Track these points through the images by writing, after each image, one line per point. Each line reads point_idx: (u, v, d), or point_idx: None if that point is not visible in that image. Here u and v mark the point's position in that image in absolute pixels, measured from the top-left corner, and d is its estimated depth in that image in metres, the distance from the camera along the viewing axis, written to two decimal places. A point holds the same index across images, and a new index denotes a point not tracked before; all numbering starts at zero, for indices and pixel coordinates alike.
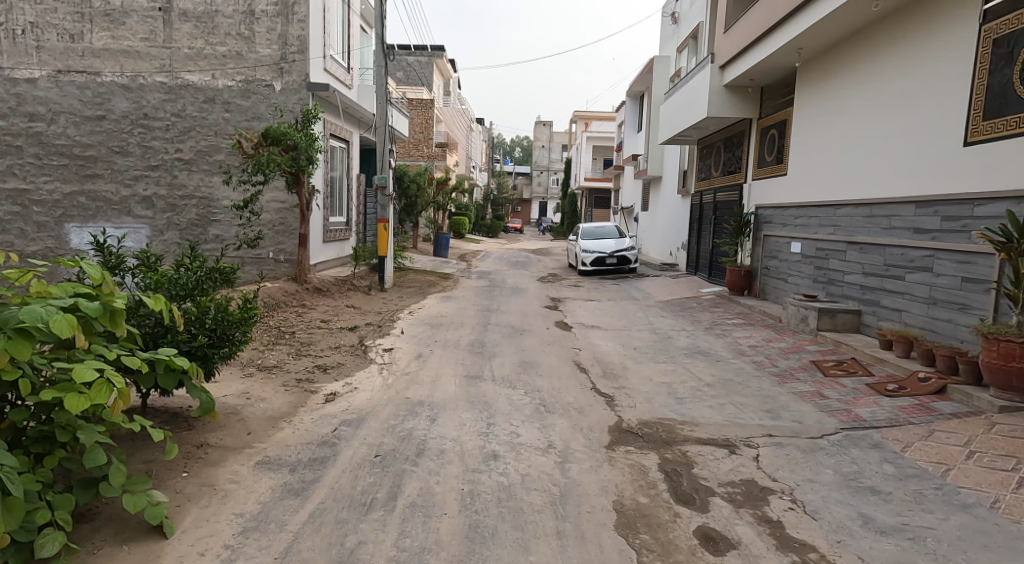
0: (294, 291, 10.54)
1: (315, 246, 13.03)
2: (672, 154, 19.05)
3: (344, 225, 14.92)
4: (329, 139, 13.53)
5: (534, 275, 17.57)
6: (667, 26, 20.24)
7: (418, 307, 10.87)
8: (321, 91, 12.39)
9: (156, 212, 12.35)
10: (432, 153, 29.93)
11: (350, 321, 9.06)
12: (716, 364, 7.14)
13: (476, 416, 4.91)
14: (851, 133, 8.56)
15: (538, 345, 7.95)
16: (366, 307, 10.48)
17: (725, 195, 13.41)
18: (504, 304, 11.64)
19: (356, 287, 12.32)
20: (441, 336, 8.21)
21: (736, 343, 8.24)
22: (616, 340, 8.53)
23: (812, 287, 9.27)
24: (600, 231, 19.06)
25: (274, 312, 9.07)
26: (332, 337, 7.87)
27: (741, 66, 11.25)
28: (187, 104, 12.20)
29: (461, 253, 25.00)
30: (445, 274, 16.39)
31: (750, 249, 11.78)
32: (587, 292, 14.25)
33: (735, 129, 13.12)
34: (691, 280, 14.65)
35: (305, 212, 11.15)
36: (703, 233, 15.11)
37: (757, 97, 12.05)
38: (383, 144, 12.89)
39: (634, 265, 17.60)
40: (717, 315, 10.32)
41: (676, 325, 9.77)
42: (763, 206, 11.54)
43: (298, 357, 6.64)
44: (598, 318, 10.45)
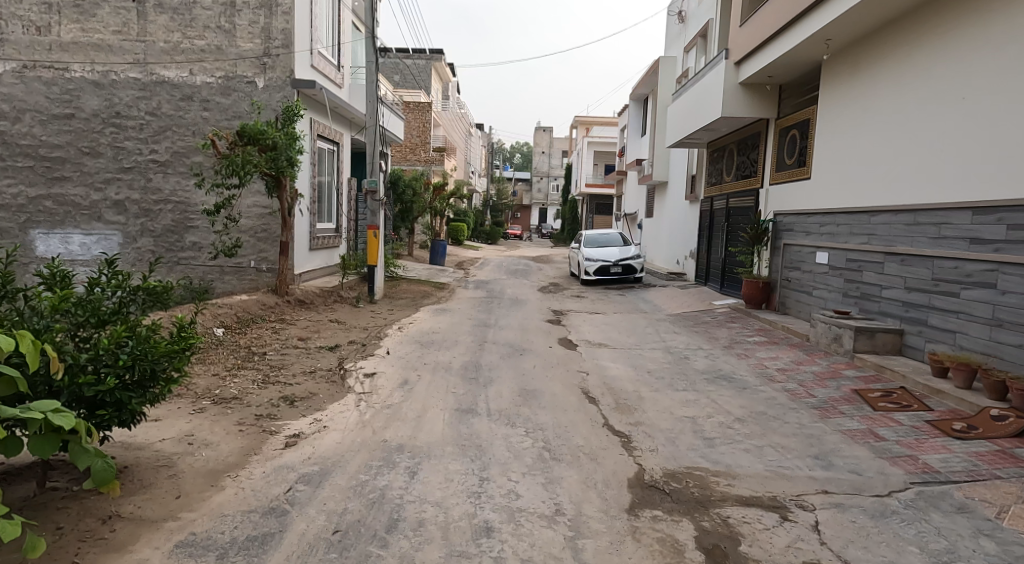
0: (273, 304, 9.70)
1: (300, 254, 12.17)
2: (678, 157, 18.21)
3: (332, 231, 14.07)
4: (316, 140, 12.71)
5: (535, 285, 16.70)
6: (673, 26, 19.47)
7: (409, 321, 10.01)
8: (306, 89, 11.56)
9: (128, 217, 11.49)
10: (430, 157, 29.08)
11: (330, 339, 8.19)
12: (743, 392, 6.27)
13: (467, 468, 4.03)
14: (886, 132, 7.74)
15: (540, 368, 7.07)
16: (350, 322, 9.62)
17: (739, 201, 12.57)
18: (503, 318, 10.78)
19: (342, 299, 11.47)
20: (431, 357, 7.33)
21: (762, 365, 7.37)
22: (627, 361, 7.66)
23: (842, 301, 8.43)
24: (603, 238, 18.20)
25: (247, 329, 8.20)
26: (307, 359, 6.99)
27: (759, 62, 10.40)
28: (163, 102, 11.37)
29: (458, 260, 24.12)
30: (441, 283, 15.52)
31: (768, 259, 10.93)
32: (589, 304, 13.40)
33: (750, 130, 12.28)
34: (702, 291, 13.78)
35: (287, 218, 10.30)
36: (714, 241, 14.25)
37: (775, 96, 11.21)
38: (373, 146, 12.04)
39: (640, 274, 16.65)
40: (735, 331, 9.45)
41: (690, 343, 8.91)
42: (782, 212, 10.70)
43: (264, 387, 5.76)
44: (605, 335, 9.57)
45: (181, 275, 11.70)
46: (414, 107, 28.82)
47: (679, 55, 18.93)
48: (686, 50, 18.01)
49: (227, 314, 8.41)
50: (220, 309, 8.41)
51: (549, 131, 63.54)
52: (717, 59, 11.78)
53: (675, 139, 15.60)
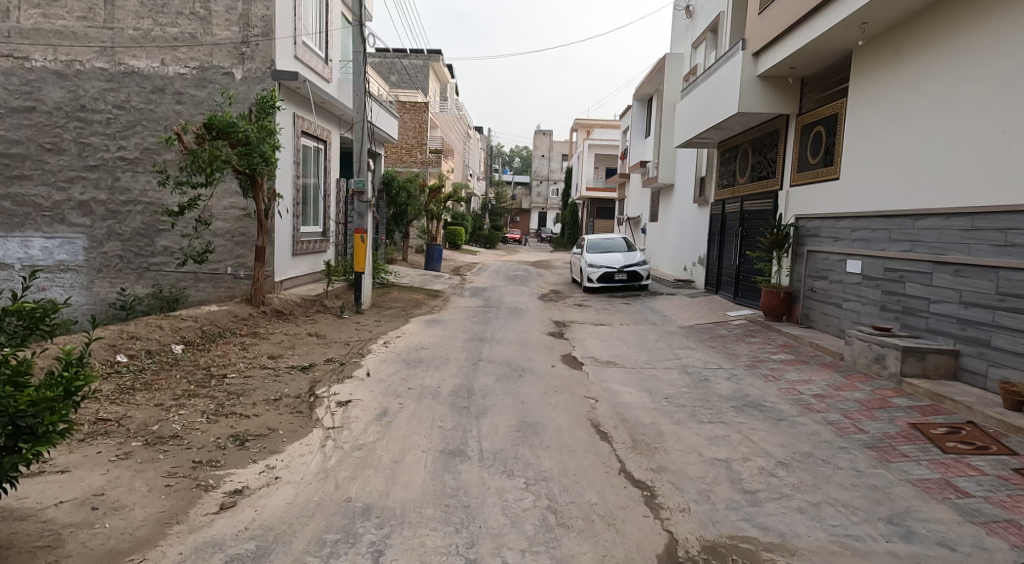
0: (246, 316, 8.80)
1: (282, 260, 11.28)
2: (686, 158, 17.35)
3: (319, 235, 13.19)
4: (299, 137, 11.83)
5: (535, 293, 15.81)
6: (680, 21, 18.64)
7: (397, 335, 9.10)
8: (288, 81, 10.69)
9: (94, 219, 10.58)
10: (426, 159, 28.18)
11: (305, 357, 7.26)
12: (779, 424, 5.37)
13: (449, 543, 3.13)
14: (934, 128, 6.86)
15: (541, 393, 6.18)
16: (330, 336, 8.71)
17: (756, 204, 11.70)
18: (500, 331, 9.87)
19: (325, 310, 10.55)
20: (417, 380, 6.43)
21: (794, 390, 6.45)
22: (639, 383, 6.75)
23: (880, 316, 7.54)
24: (606, 243, 17.30)
25: (212, 347, 7.27)
26: (275, 382, 6.06)
27: (780, 52, 9.54)
28: (132, 94, 10.49)
29: (455, 266, 23.22)
30: (435, 291, 14.62)
31: (789, 267, 10.06)
32: (593, 314, 12.49)
33: (767, 128, 11.41)
34: (714, 300, 12.90)
35: (263, 220, 9.40)
36: (727, 247, 13.36)
37: (796, 90, 10.33)
38: (360, 142, 11.15)
39: (646, 281, 15.77)
40: (757, 348, 8.55)
41: (708, 361, 8.00)
42: (805, 216, 9.83)
43: (216, 421, 4.83)
44: (613, 350, 8.66)
45: (151, 282, 10.79)
46: (410, 107, 27.95)
47: (686, 52, 18.10)
48: (694, 45, 17.17)
49: (190, 329, 7.47)
50: (182, 322, 7.52)
51: (549, 134, 62.75)
52: (733, 50, 10.91)
53: (684, 138, 14.73)
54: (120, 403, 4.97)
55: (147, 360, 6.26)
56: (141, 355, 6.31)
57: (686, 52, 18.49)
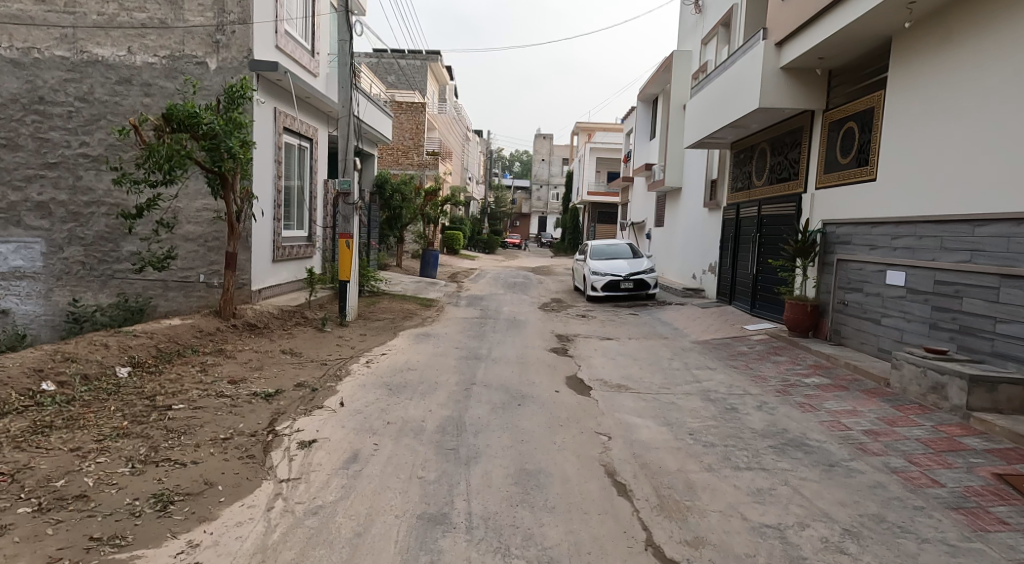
0: (212, 330, 7.86)
1: (260, 267, 10.36)
2: (695, 160, 16.44)
3: (303, 241, 12.26)
4: (280, 134, 10.91)
5: (535, 302, 14.88)
6: (689, 17, 17.80)
7: (382, 353, 8.16)
8: (267, 72, 9.81)
9: (54, 222, 9.65)
10: (423, 161, 27.26)
11: (272, 382, 6.30)
12: (831, 473, 4.45)
13: None
14: (1000, 121, 5.95)
15: (544, 428, 5.25)
16: (307, 353, 7.79)
17: (776, 209, 10.80)
18: (497, 347, 8.95)
19: (304, 322, 9.61)
20: (399, 411, 5.52)
21: (839, 424, 5.52)
22: (657, 415, 5.83)
23: (930, 335, 6.64)
24: (610, 250, 16.38)
25: (166, 369, 6.32)
26: (229, 415, 5.12)
27: (808, 40, 8.63)
28: (96, 85, 9.58)
29: (452, 272, 22.26)
30: (429, 300, 13.71)
31: (816, 278, 9.15)
32: (599, 326, 11.55)
33: (789, 126, 10.52)
34: (728, 312, 11.98)
35: (234, 224, 8.46)
36: (742, 255, 12.44)
37: (823, 82, 9.42)
38: (345, 139, 10.23)
39: (653, 290, 14.86)
40: (784, 369, 7.62)
41: (731, 385, 7.08)
42: (834, 221, 8.92)
43: (141, 473, 3.88)
44: (623, 371, 7.72)
45: (116, 290, 9.87)
46: (406, 107, 27.12)
47: (695, 49, 17.25)
48: (704, 42, 16.32)
49: (141, 347, 6.52)
50: (133, 340, 6.57)
51: (549, 138, 61.98)
52: (752, 41, 9.97)
53: (695, 138, 13.83)
54: (24, 449, 4.02)
55: (81, 388, 5.32)
56: (74, 382, 5.36)
57: (694, 49, 17.63)
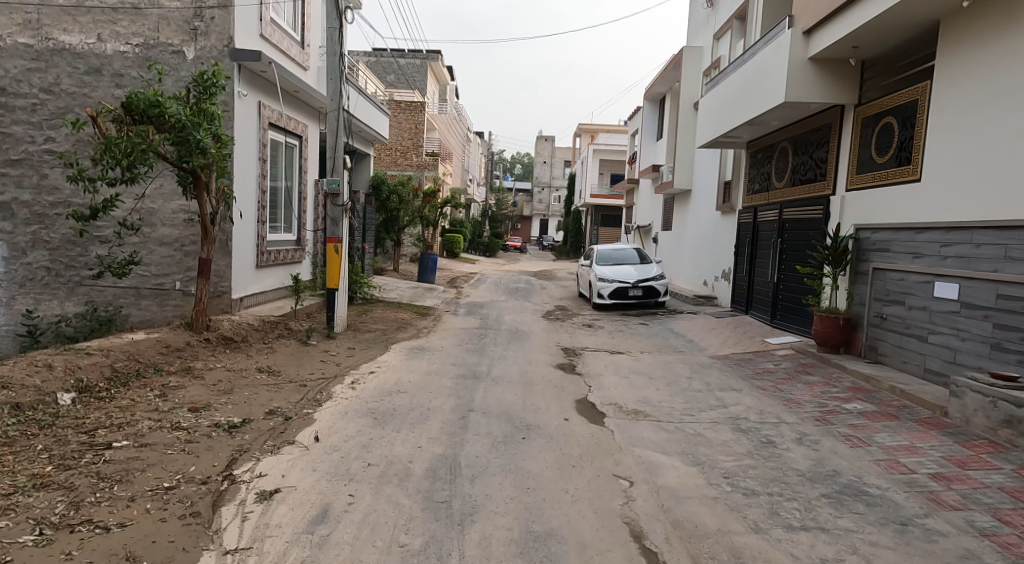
0: (182, 345, 7.06)
1: (240, 273, 9.58)
2: (707, 161, 15.64)
3: (290, 245, 11.48)
4: (264, 130, 10.12)
5: (538, 310, 14.09)
6: (701, 11, 17.02)
7: (370, 371, 7.35)
8: (249, 62, 9.04)
9: (15, 224, 8.86)
10: (422, 162, 26.47)
11: (240, 409, 5.49)
12: (906, 535, 3.64)
13: None
14: None
15: (555, 470, 4.46)
16: (286, 372, 6.98)
17: (799, 213, 10.03)
18: (498, 362, 8.17)
19: (287, 334, 8.81)
20: (383, 447, 4.72)
21: (898, 464, 4.73)
22: (683, 451, 5.04)
23: (992, 357, 5.86)
24: (617, 255, 15.59)
25: (119, 394, 5.51)
26: (181, 455, 4.32)
27: (842, 27, 7.82)
28: (63, 75, 8.80)
29: (450, 276, 21.47)
30: (425, 308, 12.93)
31: (848, 289, 8.35)
32: (606, 338, 10.76)
33: (814, 122, 9.75)
34: (746, 324, 11.19)
35: (208, 227, 7.65)
36: (761, 262, 11.65)
37: (856, 73, 8.63)
38: (333, 134, 9.47)
39: (663, 298, 14.06)
40: (819, 391, 6.81)
41: (762, 411, 6.27)
42: (869, 226, 8.12)
43: (48, 544, 3.11)
44: (638, 393, 6.92)
45: (84, 299, 9.08)
46: (405, 106, 26.35)
47: (707, 44, 16.47)
48: (718, 37, 15.55)
49: (93, 368, 5.70)
50: (84, 359, 5.76)
51: (551, 140, 61.27)
52: (777, 30, 9.17)
53: (709, 137, 13.05)
54: None
55: (8, 421, 4.51)
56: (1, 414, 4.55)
57: (706, 45, 16.83)
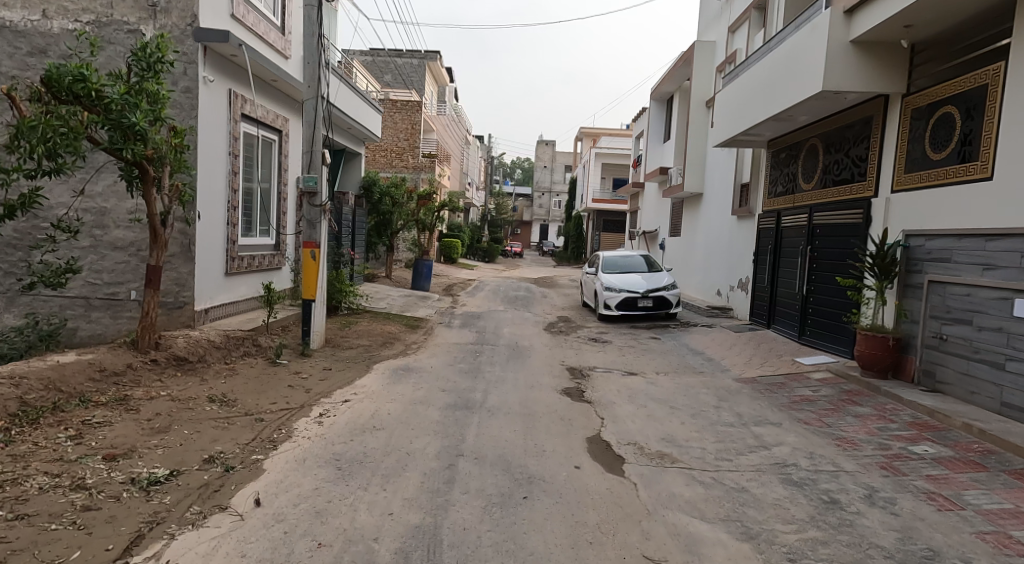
0: (122, 369, 5.96)
1: (203, 282, 8.50)
2: (721, 162, 14.59)
3: (267, 250, 10.42)
4: (235, 122, 9.05)
5: (539, 321, 13.01)
6: (714, 4, 16.02)
7: (343, 399, 6.24)
8: (215, 43, 8.01)
9: None
10: (418, 163, 25.39)
11: (171, 456, 4.39)
12: None
13: None
14: None
15: (568, 552, 3.38)
16: (243, 402, 5.87)
17: (833, 217, 8.99)
18: (494, 387, 7.10)
19: (254, 352, 7.73)
20: (343, 514, 3.64)
21: (1011, 541, 3.65)
22: (730, 517, 3.95)
23: None
24: (624, 262, 14.54)
25: (20, 437, 4.41)
26: (67, 532, 3.24)
27: (892, 3, 6.79)
28: (2, 56, 7.74)
29: (447, 283, 20.37)
30: (416, 319, 11.87)
31: (897, 304, 7.31)
32: (616, 355, 9.67)
33: (851, 116, 8.72)
34: (770, 340, 10.14)
35: (156, 228, 6.56)
36: (787, 272, 10.60)
37: (904, 59, 7.61)
38: (311, 127, 8.40)
39: (674, 309, 13.02)
40: (875, 428, 5.74)
41: (812, 454, 5.19)
42: (922, 233, 7.08)
43: None
44: (660, 429, 5.85)
45: (26, 310, 7.99)
46: (401, 106, 25.29)
47: (721, 38, 15.47)
48: (734, 29, 14.54)
49: None
50: None
51: (551, 145, 60.34)
52: (813, 10, 8.13)
53: (725, 136, 12.02)
54: None
55: None
56: None
57: (719, 39, 15.81)
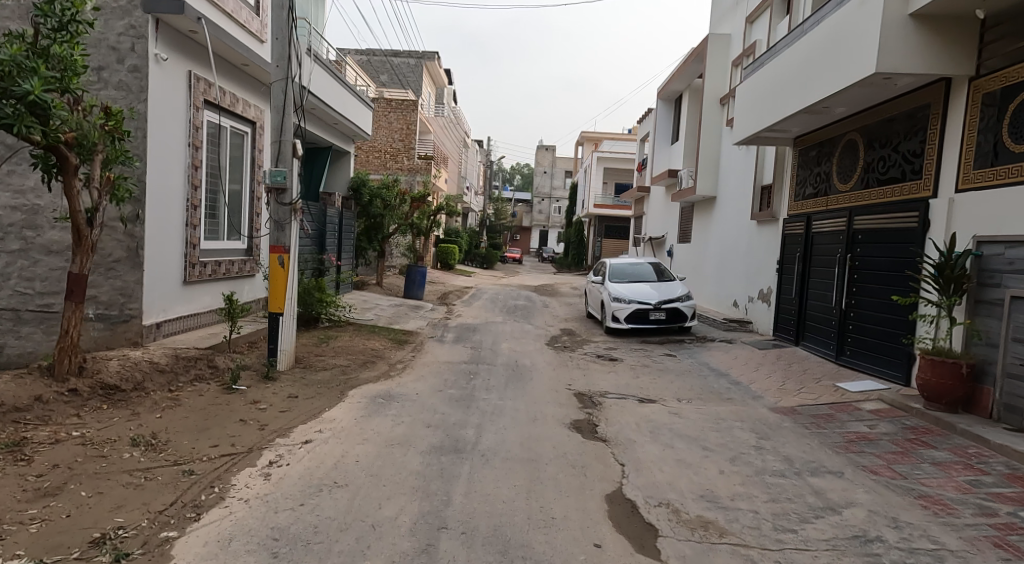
0: (27, 404, 4.82)
1: (154, 292, 7.34)
2: (739, 162, 13.46)
3: (235, 256, 9.28)
4: (196, 109, 7.93)
5: (541, 335, 11.87)
6: None
7: (304, 440, 5.06)
8: (170, 16, 6.92)
9: None
10: (414, 165, 24.31)
11: (45, 536, 3.25)
12: None
13: None
14: None
15: None
16: (175, 445, 4.69)
17: (879, 221, 7.87)
18: (490, 421, 5.95)
19: (208, 376, 6.52)
20: None
21: None
22: None
23: None
24: (633, 270, 13.39)
25: None
26: None
27: None
28: None
29: (442, 291, 19.21)
30: (405, 333, 10.72)
31: (969, 324, 6.16)
32: (630, 377, 8.49)
33: (902, 105, 7.62)
34: (802, 361, 8.98)
35: (81, 227, 5.39)
36: (820, 283, 9.45)
37: (971, 37, 6.52)
38: (280, 113, 7.25)
39: (689, 322, 11.87)
40: (966, 484, 4.58)
41: (897, 522, 4.03)
42: (1000, 239, 5.96)
43: None
44: (696, 482, 4.69)
45: None
46: (395, 105, 24.15)
47: (737, 30, 14.42)
48: (753, 20, 13.49)
49: None
50: None
51: (552, 150, 59.40)
52: None
53: (745, 133, 10.92)
54: None
55: None
56: None
57: (735, 32, 14.77)
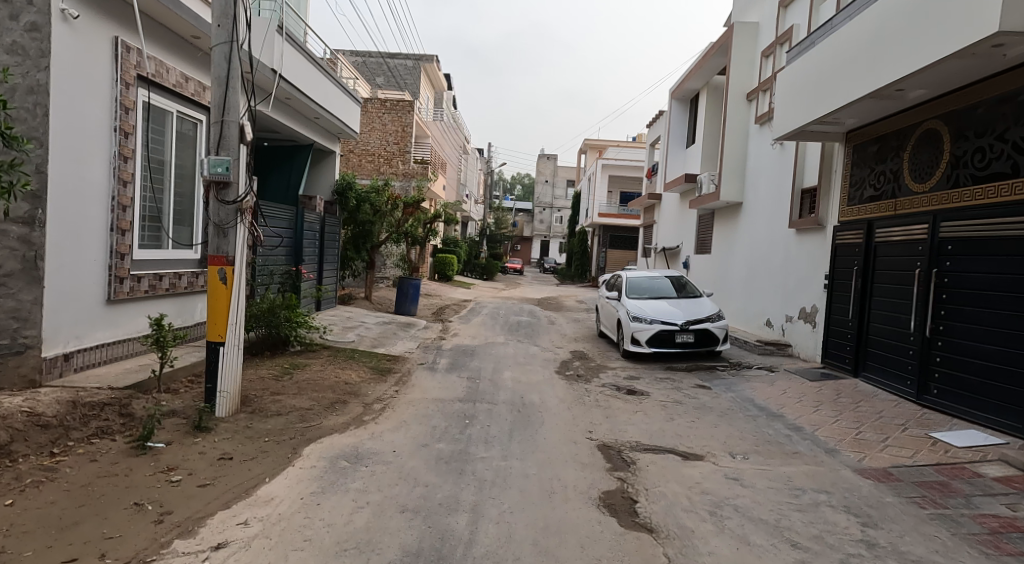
0: None
1: (57, 313, 5.71)
2: (774, 162, 11.88)
3: (180, 269, 7.67)
4: (124, 85, 6.34)
5: (550, 360, 10.23)
6: None
7: (215, 544, 3.42)
8: None
9: None
10: (409, 170, 22.82)
11: None
12: None
13: None
14: None
15: None
16: None
17: (982, 228, 6.27)
18: (489, 497, 4.32)
19: (115, 430, 4.90)
20: None
21: None
22: None
23: None
24: (651, 285, 11.78)
25: None
26: None
27: None
28: None
29: (439, 305, 17.60)
30: (390, 359, 9.09)
31: None
32: (662, 421, 6.82)
33: (1013, 82, 6.06)
34: (874, 399, 7.32)
35: None
36: (889, 304, 7.83)
37: None
38: (222, 86, 5.66)
39: (721, 345, 10.26)
40: None
41: None
42: None
43: None
44: None
45: None
46: (390, 106, 22.63)
47: (768, 17, 12.91)
48: (787, 4, 11.99)
49: None
50: None
51: (553, 159, 58.11)
52: None
53: (785, 127, 9.32)
54: None
55: None
56: None
57: (764, 19, 13.26)
